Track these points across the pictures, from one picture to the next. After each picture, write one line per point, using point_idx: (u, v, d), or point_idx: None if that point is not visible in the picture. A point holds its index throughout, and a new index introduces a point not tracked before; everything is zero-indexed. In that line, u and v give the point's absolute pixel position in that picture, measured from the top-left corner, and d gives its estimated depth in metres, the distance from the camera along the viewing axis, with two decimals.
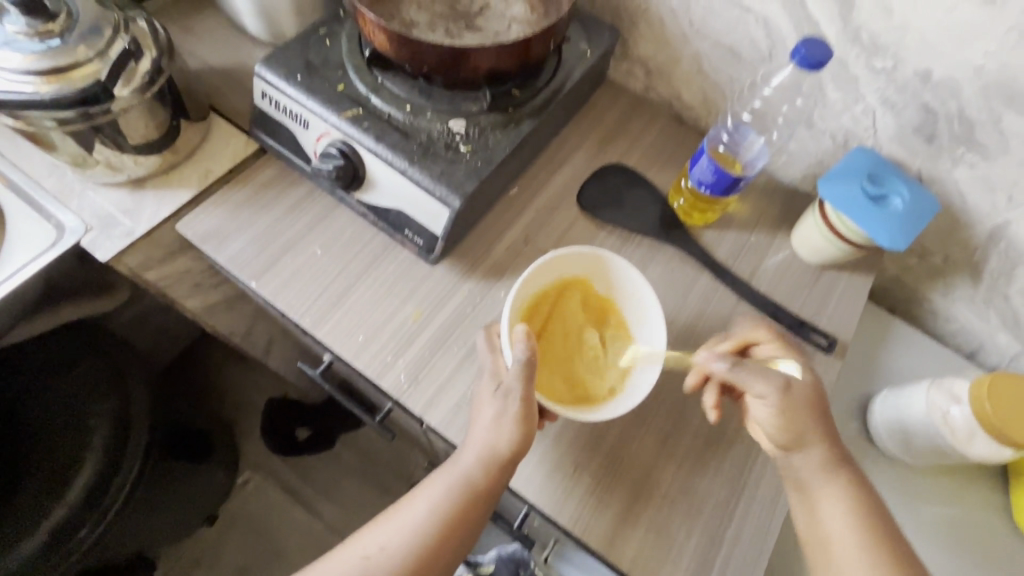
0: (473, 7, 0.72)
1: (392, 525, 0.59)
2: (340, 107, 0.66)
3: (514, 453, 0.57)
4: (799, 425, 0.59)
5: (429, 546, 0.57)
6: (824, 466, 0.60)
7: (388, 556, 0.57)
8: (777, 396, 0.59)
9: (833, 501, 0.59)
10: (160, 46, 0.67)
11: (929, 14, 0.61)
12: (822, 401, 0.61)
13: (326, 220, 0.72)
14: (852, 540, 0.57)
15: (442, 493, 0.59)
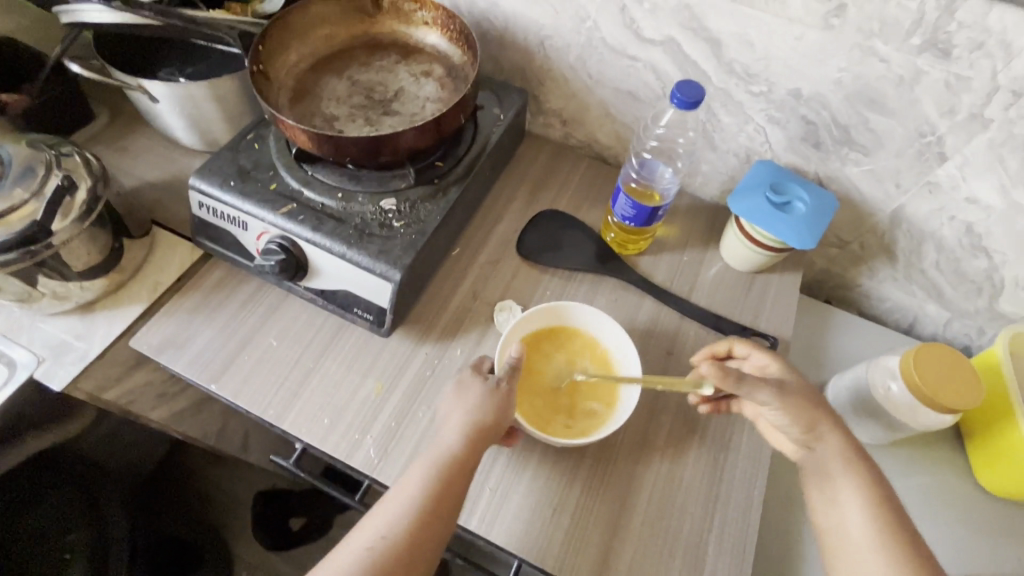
0: (388, 93, 0.78)
1: (376, 518, 0.56)
2: (276, 205, 0.69)
3: (494, 418, 0.60)
4: (799, 414, 0.62)
5: (420, 529, 0.55)
6: (842, 456, 0.61)
7: (379, 548, 0.54)
8: (780, 392, 0.61)
9: (850, 494, 0.59)
10: (95, 175, 0.70)
11: (784, 44, 0.68)
12: (817, 394, 0.64)
13: (279, 311, 0.74)
14: (872, 540, 0.56)
15: (426, 469, 0.57)
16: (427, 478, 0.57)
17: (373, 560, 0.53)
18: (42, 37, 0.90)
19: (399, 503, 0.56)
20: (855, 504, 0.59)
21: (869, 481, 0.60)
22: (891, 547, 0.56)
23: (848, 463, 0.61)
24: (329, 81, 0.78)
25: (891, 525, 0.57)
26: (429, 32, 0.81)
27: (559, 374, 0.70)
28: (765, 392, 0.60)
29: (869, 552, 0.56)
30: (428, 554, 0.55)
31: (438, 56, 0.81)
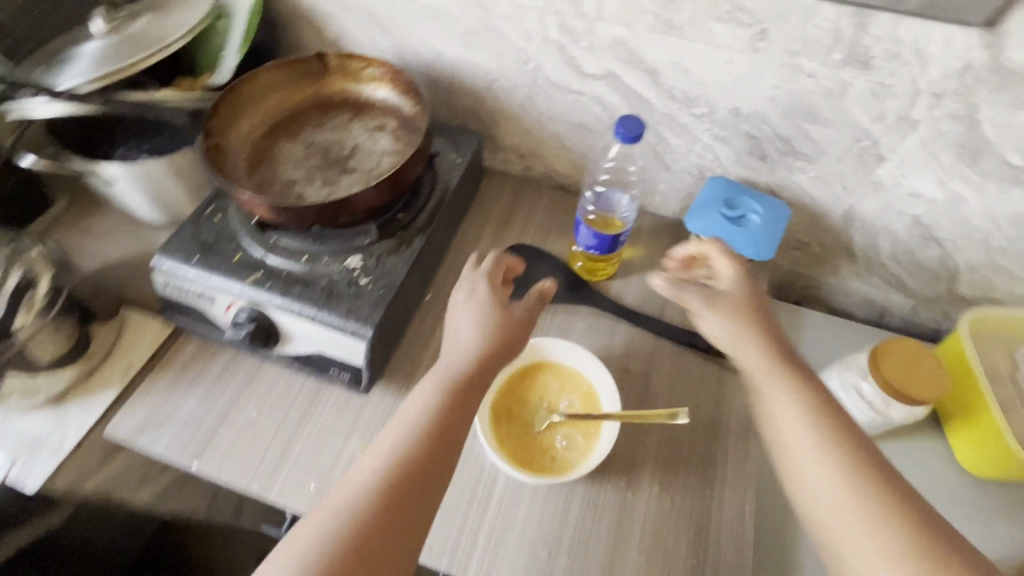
0: (344, 152, 0.79)
1: (384, 441, 0.54)
2: (242, 275, 0.70)
3: (502, 334, 0.62)
4: (731, 321, 0.63)
5: (431, 448, 0.53)
6: (767, 358, 0.60)
7: (392, 468, 0.52)
8: (710, 300, 0.65)
9: (777, 397, 0.57)
10: (54, 263, 0.71)
11: (717, 69, 0.71)
12: (755, 300, 0.65)
13: (256, 380, 0.74)
14: (807, 435, 0.54)
15: (430, 394, 0.57)
16: (440, 395, 0.57)
17: (388, 481, 0.51)
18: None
19: (409, 421, 0.55)
20: (782, 400, 0.57)
21: (798, 386, 0.57)
22: (831, 450, 0.52)
23: (774, 368, 0.59)
24: (284, 146, 0.79)
25: (841, 429, 0.54)
26: (378, 86, 0.82)
27: (539, 411, 0.70)
28: (693, 293, 0.66)
29: (809, 458, 0.53)
30: (430, 478, 0.52)
31: (389, 110, 0.82)
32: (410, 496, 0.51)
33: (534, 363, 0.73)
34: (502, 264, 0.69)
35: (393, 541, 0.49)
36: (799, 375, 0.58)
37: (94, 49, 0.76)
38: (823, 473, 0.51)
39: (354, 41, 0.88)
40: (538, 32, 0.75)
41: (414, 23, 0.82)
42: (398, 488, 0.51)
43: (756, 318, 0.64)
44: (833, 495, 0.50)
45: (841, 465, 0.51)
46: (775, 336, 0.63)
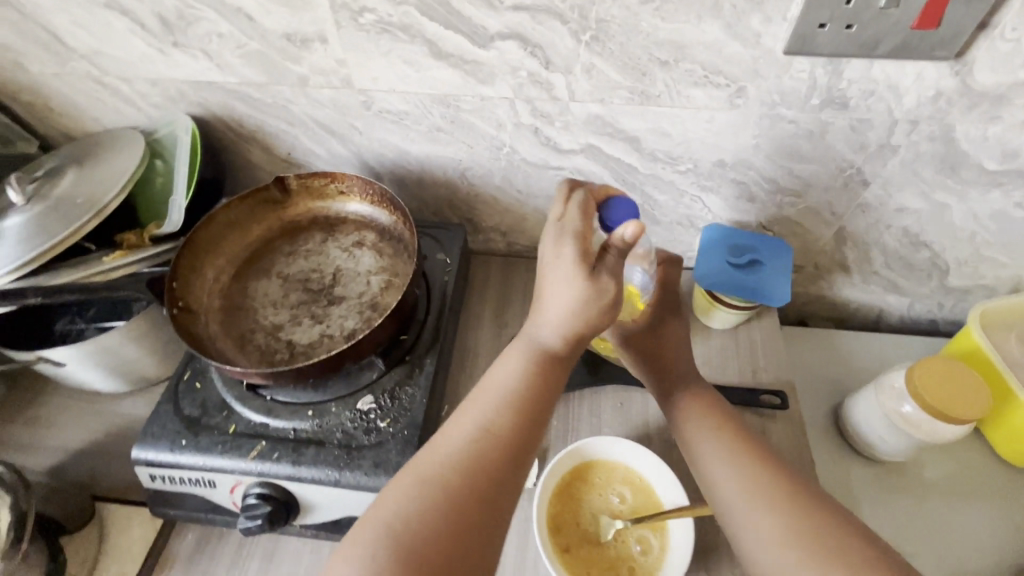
0: (326, 279, 0.72)
1: (469, 418, 0.53)
2: (243, 450, 0.61)
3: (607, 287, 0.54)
4: (649, 369, 0.71)
5: (525, 422, 0.53)
6: (693, 398, 0.66)
7: (485, 443, 0.51)
8: (629, 330, 0.72)
9: (704, 430, 0.63)
10: (11, 488, 0.59)
11: (698, 128, 0.70)
12: (674, 332, 0.72)
13: (277, 558, 0.65)
14: (724, 466, 0.59)
15: (519, 364, 0.55)
16: (529, 364, 0.55)
17: (480, 460, 0.50)
18: None
19: (500, 393, 0.54)
20: (709, 431, 0.62)
21: (722, 423, 0.63)
22: (752, 474, 0.57)
23: (702, 402, 0.65)
24: (258, 286, 0.72)
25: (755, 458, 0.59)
26: (347, 201, 0.77)
27: (600, 521, 0.65)
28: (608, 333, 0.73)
29: (732, 483, 0.57)
30: (510, 464, 0.50)
31: (364, 223, 0.77)
32: (496, 474, 0.50)
33: (574, 469, 0.68)
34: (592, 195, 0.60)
35: (493, 518, 0.48)
36: (720, 408, 0.65)
37: (17, 225, 0.68)
38: (742, 494, 0.56)
39: (309, 153, 0.81)
40: (508, 119, 0.72)
41: (373, 128, 0.76)
42: (486, 469, 0.49)
43: (669, 347, 0.71)
44: (757, 515, 0.54)
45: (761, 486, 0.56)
46: (680, 361, 0.70)
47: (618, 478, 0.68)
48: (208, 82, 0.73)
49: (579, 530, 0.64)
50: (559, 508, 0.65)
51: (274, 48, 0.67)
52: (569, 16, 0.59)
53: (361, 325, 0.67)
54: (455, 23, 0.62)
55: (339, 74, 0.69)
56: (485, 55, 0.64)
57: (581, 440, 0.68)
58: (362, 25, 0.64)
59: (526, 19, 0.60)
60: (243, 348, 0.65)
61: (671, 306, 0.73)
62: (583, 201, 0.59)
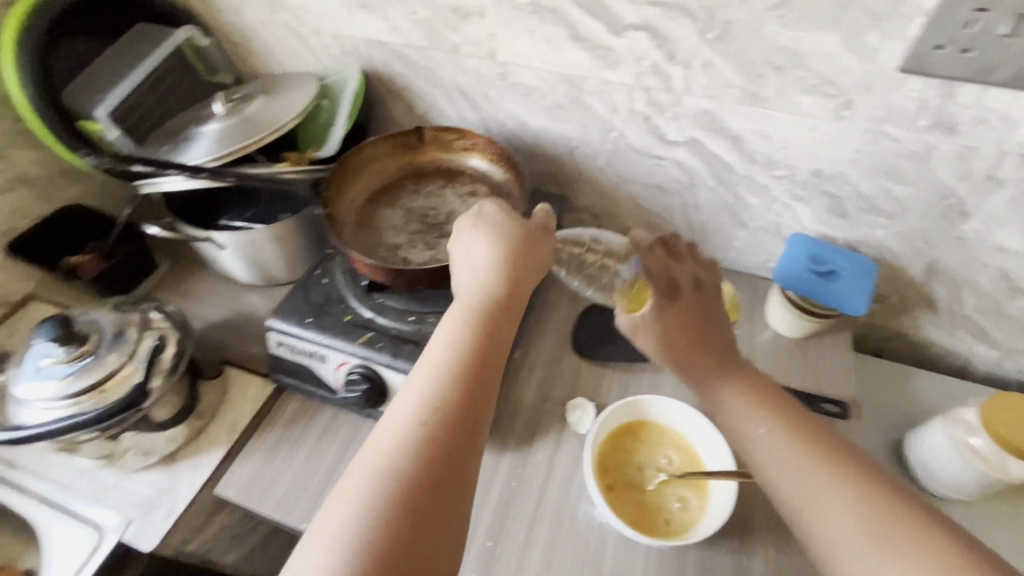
0: (441, 217, 0.84)
1: (410, 400, 0.50)
2: (354, 336, 0.73)
3: (522, 254, 0.61)
4: (697, 364, 0.63)
5: (468, 388, 0.51)
6: (752, 409, 0.57)
7: (429, 423, 0.48)
8: (656, 326, 0.65)
9: (766, 447, 0.54)
10: (178, 327, 0.73)
11: (802, 135, 0.75)
12: (696, 315, 0.66)
13: (357, 439, 0.77)
14: (787, 469, 0.52)
15: (455, 323, 0.55)
16: (465, 324, 0.55)
17: (428, 436, 0.47)
18: (105, 199, 1.02)
19: (438, 365, 0.51)
20: (774, 448, 0.53)
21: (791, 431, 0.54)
22: (835, 491, 0.48)
23: (761, 413, 0.56)
24: (385, 213, 0.84)
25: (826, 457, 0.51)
26: (468, 156, 0.88)
27: (646, 471, 0.70)
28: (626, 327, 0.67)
29: (817, 510, 0.48)
30: (464, 412, 0.49)
31: (479, 177, 0.88)
32: (455, 427, 0.48)
33: (630, 422, 0.73)
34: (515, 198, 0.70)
35: (454, 471, 0.47)
36: (772, 401, 0.58)
37: (214, 130, 0.85)
38: (829, 515, 0.48)
39: (442, 115, 0.94)
40: (624, 104, 0.81)
41: (502, 99, 0.88)
42: (433, 440, 0.47)
43: (696, 332, 0.65)
44: (853, 540, 0.46)
45: (851, 504, 0.47)
46: (706, 341, 0.64)
47: (670, 438, 0.72)
48: (379, 41, 0.88)
49: (626, 473, 0.70)
50: (612, 451, 0.71)
51: (439, 18, 0.81)
52: (699, 15, 0.68)
53: None
54: (596, 11, 0.72)
55: (487, 46, 0.81)
56: (616, 42, 0.74)
57: (641, 397, 0.73)
58: (516, 5, 0.75)
59: (660, 14, 0.69)
60: (367, 256, 0.78)
61: (686, 291, 0.67)
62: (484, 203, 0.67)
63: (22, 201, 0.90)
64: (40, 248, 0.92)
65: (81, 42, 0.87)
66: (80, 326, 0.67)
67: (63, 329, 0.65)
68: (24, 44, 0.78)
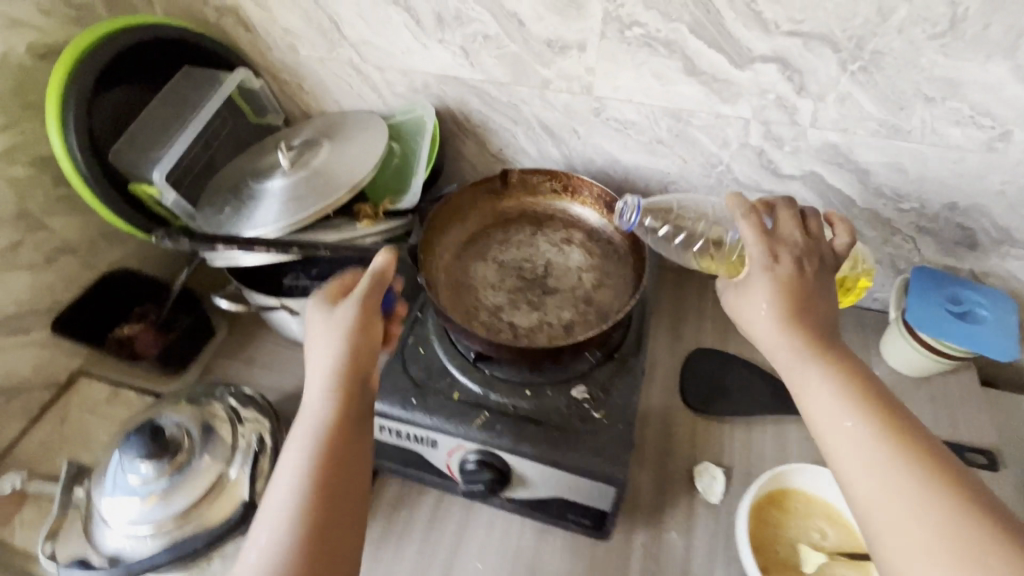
0: (538, 270, 0.76)
1: (288, 476, 0.54)
2: (467, 417, 0.66)
3: (356, 360, 0.58)
4: (802, 340, 0.58)
5: (327, 509, 0.53)
6: (843, 397, 0.54)
7: (308, 494, 0.53)
8: (766, 293, 0.60)
9: (847, 437, 0.52)
10: (268, 414, 0.68)
11: (942, 167, 0.68)
12: (811, 286, 0.60)
13: (470, 525, 0.70)
14: (869, 450, 0.50)
15: (320, 405, 0.57)
16: (324, 408, 0.56)
17: (312, 496, 0.53)
18: (146, 257, 0.92)
19: (300, 447, 0.55)
20: (860, 441, 0.51)
21: (880, 429, 0.51)
22: (909, 490, 0.48)
23: (852, 402, 0.53)
24: (477, 268, 0.77)
25: (898, 440, 0.50)
26: (560, 200, 0.82)
27: (802, 548, 0.64)
28: (733, 299, 0.63)
29: (890, 507, 0.47)
30: (336, 489, 0.54)
31: (572, 222, 0.81)
32: (340, 498, 0.54)
33: (775, 491, 0.67)
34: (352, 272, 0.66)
35: (344, 534, 0.53)
36: (859, 382, 0.55)
37: (280, 186, 0.76)
38: (900, 516, 0.47)
39: (520, 152, 0.87)
40: (736, 139, 0.74)
41: (593, 134, 0.80)
42: (317, 514, 0.52)
43: (800, 303, 0.59)
44: (915, 526, 0.46)
45: (928, 506, 0.46)
46: (809, 313, 0.59)
47: (819, 510, 0.67)
48: (455, 76, 0.80)
49: (781, 552, 0.64)
50: (763, 527, 0.65)
51: (532, 52, 0.73)
52: (845, 45, 0.61)
53: (577, 317, 0.71)
54: (721, 42, 0.65)
55: (583, 81, 0.74)
56: (740, 75, 0.67)
57: (785, 464, 0.67)
58: (625, 37, 0.68)
59: (798, 44, 0.62)
60: (470, 323, 0.70)
61: (801, 257, 0.61)
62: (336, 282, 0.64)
63: (66, 270, 0.82)
64: (86, 317, 0.84)
65: (119, 92, 0.77)
66: (169, 431, 0.61)
67: (156, 442, 0.59)
68: (71, 110, 0.69)
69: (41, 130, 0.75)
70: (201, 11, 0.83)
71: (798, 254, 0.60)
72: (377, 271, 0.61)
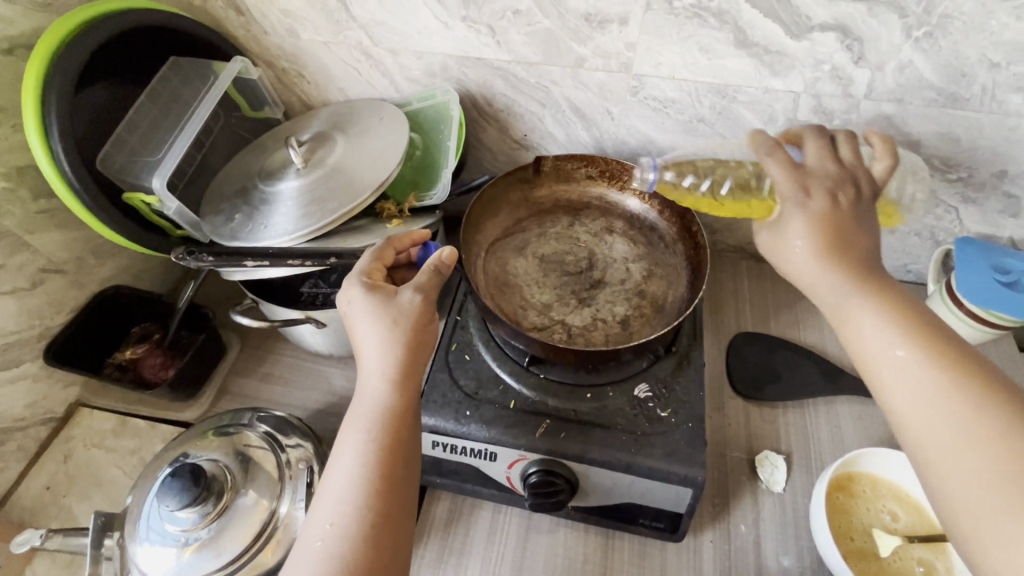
0: (582, 261, 0.72)
1: (343, 471, 0.49)
2: (528, 426, 0.61)
3: (416, 352, 0.54)
4: (843, 272, 0.49)
5: (385, 521, 0.48)
6: (893, 326, 0.46)
7: (365, 487, 0.48)
8: (801, 227, 0.51)
9: (896, 367, 0.45)
10: (309, 437, 0.63)
11: (995, 134, 0.66)
12: (851, 217, 0.51)
13: (532, 535, 0.67)
14: (923, 383, 0.43)
15: (372, 392, 0.52)
16: (382, 396, 0.52)
17: (369, 488, 0.48)
18: (139, 272, 0.84)
19: (353, 442, 0.50)
20: (909, 372, 0.44)
21: (936, 356, 0.44)
22: (967, 421, 0.40)
23: (903, 330, 0.46)
24: (517, 264, 0.72)
25: (958, 373, 0.43)
26: (597, 186, 0.79)
27: (874, 533, 0.63)
28: (767, 240, 0.55)
29: (946, 439, 0.41)
30: (396, 480, 0.49)
31: (610, 209, 0.78)
32: (397, 491, 0.49)
33: (840, 475, 0.66)
34: (390, 248, 0.60)
35: (401, 526, 0.49)
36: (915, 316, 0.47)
37: (296, 187, 0.69)
38: (953, 447, 0.40)
39: (546, 137, 0.81)
40: (784, 114, 0.70)
41: (627, 115, 0.75)
42: (377, 504, 0.48)
43: (846, 239, 0.50)
44: (976, 464, 0.39)
45: (990, 437, 0.39)
46: (856, 244, 0.51)
47: (886, 491, 0.65)
48: (478, 58, 0.73)
49: (853, 538, 0.62)
50: (833, 514, 0.63)
51: (567, 28, 0.68)
52: (912, 9, 0.58)
53: (631, 311, 0.68)
54: (778, 11, 0.61)
55: (622, 57, 0.69)
56: (794, 46, 0.63)
57: (849, 449, 0.65)
58: (672, 9, 0.64)
59: (861, 10, 0.59)
60: (520, 324, 0.65)
61: (836, 188, 0.53)
62: (376, 253, 0.59)
63: (53, 294, 0.73)
64: (83, 348, 0.75)
65: (102, 89, 0.68)
66: (208, 471, 0.56)
67: (200, 485, 0.53)
68: (53, 106, 0.60)
69: (15, 135, 0.65)
70: None
71: (831, 187, 0.52)
72: (439, 262, 0.56)
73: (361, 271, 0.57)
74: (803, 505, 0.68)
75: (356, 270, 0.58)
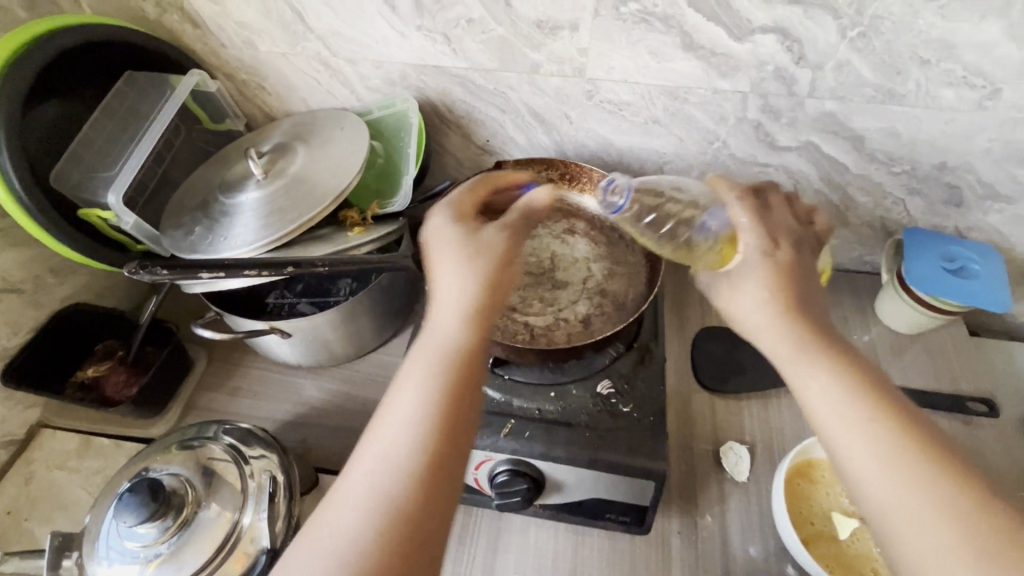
0: (545, 262, 0.73)
1: (404, 408, 0.45)
2: (494, 427, 0.62)
3: (500, 286, 0.51)
4: (792, 333, 0.48)
5: (441, 465, 0.43)
6: (844, 392, 0.44)
7: (424, 427, 0.44)
8: (760, 276, 0.50)
9: (853, 439, 0.42)
10: (275, 446, 0.63)
11: (932, 128, 0.69)
12: (807, 271, 0.52)
13: (504, 534, 0.67)
14: (877, 455, 0.41)
15: (450, 322, 0.49)
16: (457, 328, 0.48)
17: (431, 426, 0.44)
18: (102, 288, 0.83)
19: (416, 375, 0.46)
20: (864, 443, 0.42)
21: (900, 437, 0.42)
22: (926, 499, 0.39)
23: (854, 397, 0.44)
24: None
25: (911, 446, 0.41)
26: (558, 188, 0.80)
27: (833, 517, 0.64)
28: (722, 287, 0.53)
29: (908, 518, 0.39)
30: (457, 425, 0.45)
31: (572, 211, 0.79)
32: (455, 438, 0.44)
33: (801, 463, 0.67)
34: (484, 187, 0.60)
35: (457, 475, 0.43)
36: (866, 380, 0.45)
37: (256, 199, 0.69)
38: (916, 526, 0.39)
39: (508, 141, 0.82)
40: (734, 114, 0.72)
41: (585, 118, 0.76)
42: (433, 448, 0.43)
43: (798, 294, 0.50)
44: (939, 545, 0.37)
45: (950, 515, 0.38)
46: (808, 298, 0.50)
47: None
48: (436, 66, 0.74)
49: (814, 522, 0.64)
50: (794, 500, 0.65)
51: (520, 35, 0.69)
52: (845, 11, 0.61)
53: (593, 310, 0.69)
54: (720, 16, 0.64)
55: (576, 63, 0.70)
56: (738, 48, 0.66)
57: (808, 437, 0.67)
58: (620, 14, 0.65)
59: (797, 13, 0.62)
60: None
61: (798, 243, 0.54)
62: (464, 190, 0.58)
63: (11, 314, 0.72)
64: (43, 368, 0.74)
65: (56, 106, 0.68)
66: (167, 486, 0.55)
67: (158, 500, 0.52)
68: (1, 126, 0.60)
69: None
70: (140, 7, 0.74)
71: (795, 241, 0.53)
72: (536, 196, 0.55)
73: (452, 203, 0.56)
74: (767, 494, 0.70)
75: (447, 201, 0.57)
